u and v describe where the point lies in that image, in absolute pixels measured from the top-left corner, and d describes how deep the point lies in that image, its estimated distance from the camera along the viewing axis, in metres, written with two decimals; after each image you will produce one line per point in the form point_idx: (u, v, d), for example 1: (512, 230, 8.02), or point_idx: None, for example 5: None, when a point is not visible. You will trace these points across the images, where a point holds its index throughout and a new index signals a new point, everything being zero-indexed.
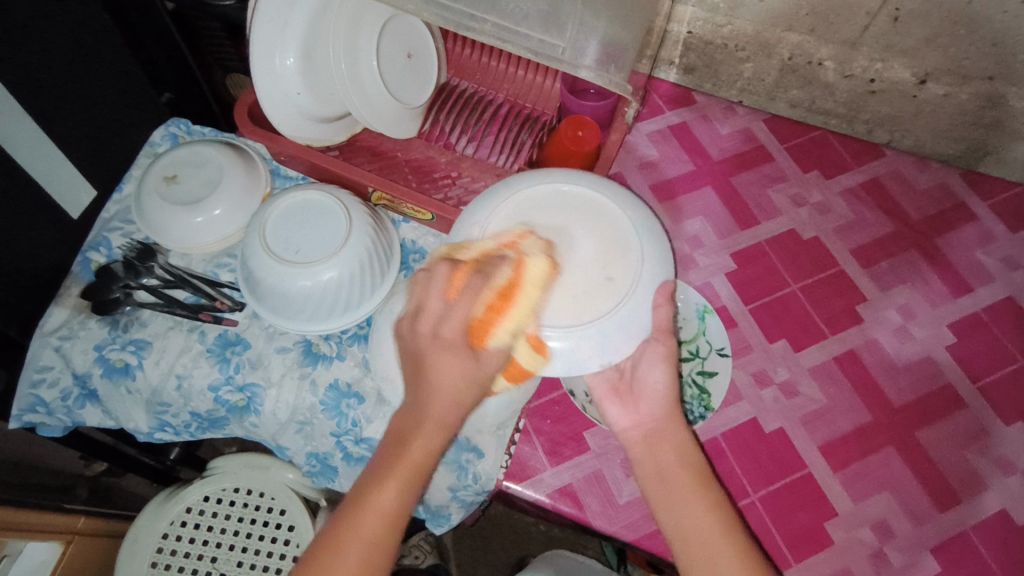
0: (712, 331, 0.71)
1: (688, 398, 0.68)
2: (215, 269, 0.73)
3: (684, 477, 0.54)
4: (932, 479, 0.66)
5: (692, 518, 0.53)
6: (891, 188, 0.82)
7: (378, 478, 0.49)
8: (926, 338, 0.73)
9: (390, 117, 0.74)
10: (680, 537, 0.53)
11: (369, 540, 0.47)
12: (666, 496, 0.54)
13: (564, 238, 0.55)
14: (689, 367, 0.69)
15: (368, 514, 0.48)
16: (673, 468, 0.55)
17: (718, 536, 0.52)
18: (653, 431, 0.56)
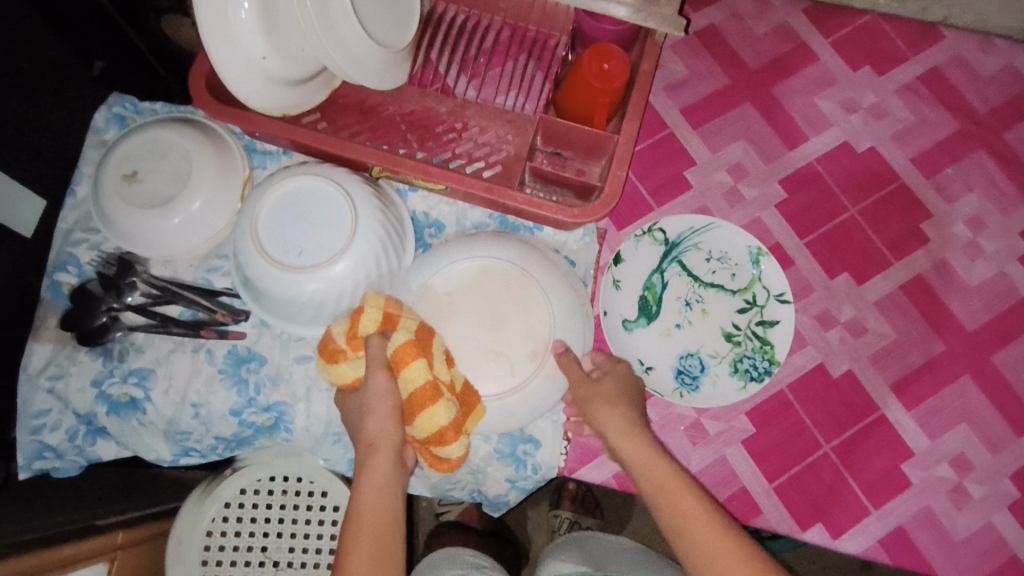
0: (771, 274, 0.64)
1: (751, 354, 0.63)
2: (207, 274, 0.64)
3: (685, 516, 0.51)
4: (1009, 403, 0.63)
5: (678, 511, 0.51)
6: (953, 77, 0.72)
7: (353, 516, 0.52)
8: (998, 250, 0.67)
9: (373, 64, 0.62)
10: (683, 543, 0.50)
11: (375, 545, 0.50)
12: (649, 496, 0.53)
13: (359, 260, 0.58)
14: (747, 318, 0.64)
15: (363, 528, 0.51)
16: (683, 509, 0.51)
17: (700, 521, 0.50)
18: (654, 479, 0.52)
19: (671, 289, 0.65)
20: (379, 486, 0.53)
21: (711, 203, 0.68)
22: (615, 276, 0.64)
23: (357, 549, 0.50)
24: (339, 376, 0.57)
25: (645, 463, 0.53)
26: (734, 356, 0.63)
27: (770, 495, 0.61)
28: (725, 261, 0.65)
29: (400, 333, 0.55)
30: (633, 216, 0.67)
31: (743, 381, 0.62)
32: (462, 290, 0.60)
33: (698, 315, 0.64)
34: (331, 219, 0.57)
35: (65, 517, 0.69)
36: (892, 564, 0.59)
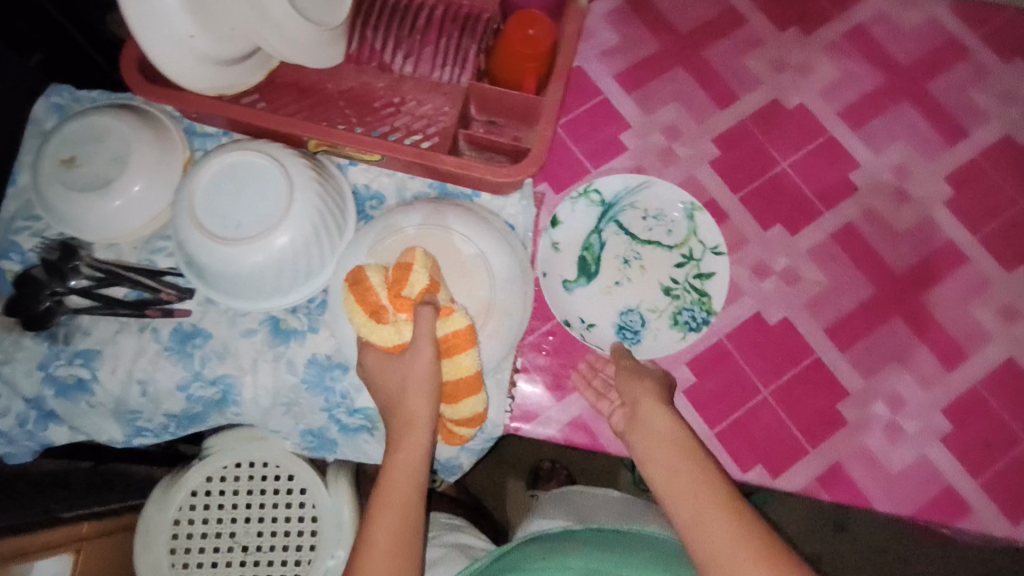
0: (705, 228, 0.66)
1: (689, 305, 0.64)
2: (151, 255, 0.64)
3: (685, 471, 0.50)
4: (937, 340, 0.65)
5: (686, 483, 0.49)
6: (877, 32, 0.74)
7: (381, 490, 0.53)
8: (924, 196, 0.69)
9: (304, 42, 0.62)
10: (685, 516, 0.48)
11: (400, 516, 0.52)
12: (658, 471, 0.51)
13: (298, 231, 0.58)
14: (683, 271, 0.65)
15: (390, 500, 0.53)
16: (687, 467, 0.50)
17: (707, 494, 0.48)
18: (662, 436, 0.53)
19: (610, 247, 0.66)
20: (415, 457, 0.54)
21: (646, 164, 0.70)
22: (555, 238, 0.66)
23: (384, 513, 0.52)
24: (379, 334, 0.55)
25: (663, 439, 0.52)
26: (673, 309, 0.64)
27: (712, 441, 0.63)
28: (660, 216, 0.67)
29: (454, 316, 0.54)
30: (571, 179, 0.69)
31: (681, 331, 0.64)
32: (400, 254, 0.60)
33: (637, 272, 0.66)
34: (267, 192, 0.58)
35: (16, 515, 0.68)
36: (830, 499, 0.61)
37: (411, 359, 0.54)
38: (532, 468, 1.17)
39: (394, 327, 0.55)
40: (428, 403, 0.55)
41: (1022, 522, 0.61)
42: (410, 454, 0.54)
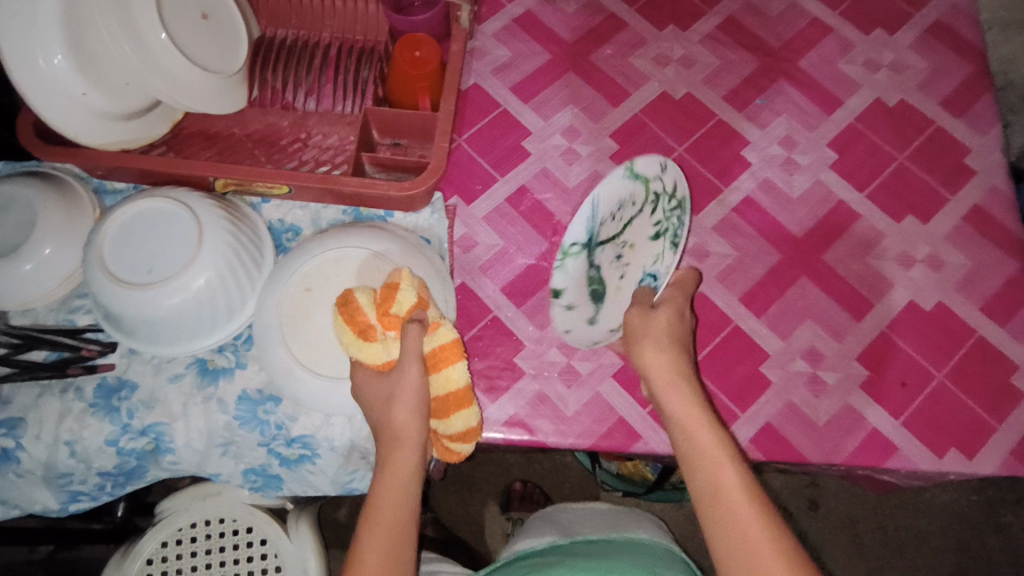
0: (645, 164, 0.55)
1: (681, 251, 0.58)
2: (69, 315, 0.64)
3: (710, 449, 0.48)
4: (844, 293, 0.69)
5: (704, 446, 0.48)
6: (746, 21, 0.79)
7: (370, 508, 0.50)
8: (811, 163, 0.74)
9: (201, 89, 0.65)
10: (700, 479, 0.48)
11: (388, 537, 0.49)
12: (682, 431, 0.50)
13: (211, 269, 0.59)
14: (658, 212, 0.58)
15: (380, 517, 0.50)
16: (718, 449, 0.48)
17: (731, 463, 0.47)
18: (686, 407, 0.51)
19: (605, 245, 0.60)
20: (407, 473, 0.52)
21: (551, 165, 0.73)
22: (564, 303, 0.54)
23: (377, 530, 0.49)
24: (372, 351, 0.54)
25: (688, 398, 0.51)
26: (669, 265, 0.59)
27: (647, 420, 0.63)
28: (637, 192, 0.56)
29: (439, 332, 0.54)
30: (479, 189, 0.72)
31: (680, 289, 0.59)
32: (319, 280, 0.62)
33: (629, 253, 0.58)
34: (178, 235, 0.60)
35: None
36: (766, 459, 0.62)
37: (402, 375, 0.52)
38: (504, 491, 1.15)
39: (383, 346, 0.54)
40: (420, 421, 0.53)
41: (949, 454, 0.63)
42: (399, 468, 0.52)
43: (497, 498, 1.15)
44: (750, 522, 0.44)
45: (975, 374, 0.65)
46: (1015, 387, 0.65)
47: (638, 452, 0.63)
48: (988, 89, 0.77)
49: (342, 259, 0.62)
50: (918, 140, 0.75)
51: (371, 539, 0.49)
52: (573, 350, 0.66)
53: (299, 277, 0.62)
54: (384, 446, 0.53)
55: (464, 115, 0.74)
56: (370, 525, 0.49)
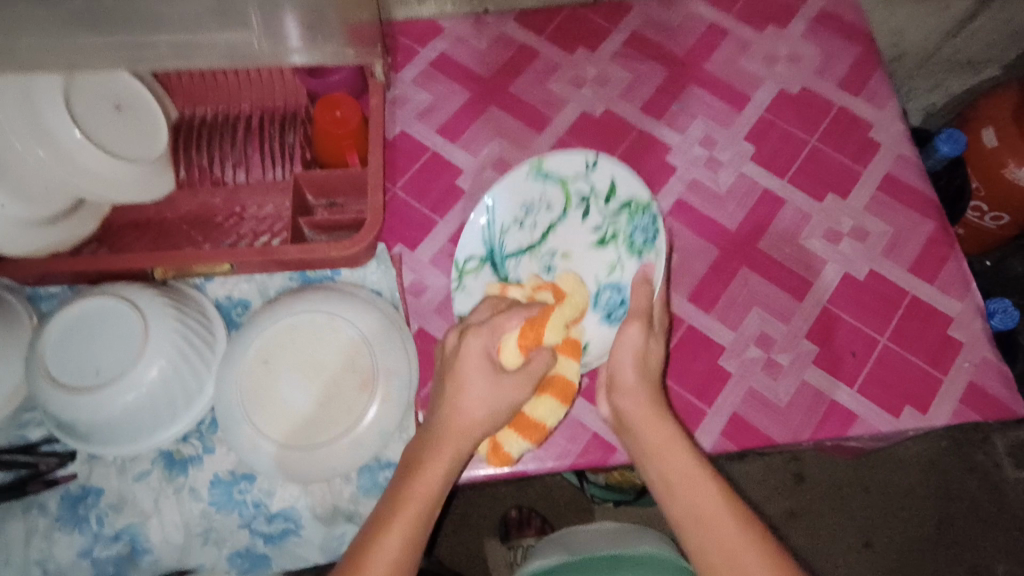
0: (563, 166, 0.66)
1: (644, 216, 0.64)
2: (21, 431, 0.62)
3: (685, 469, 0.49)
4: (784, 276, 0.72)
5: (682, 467, 0.50)
6: (650, 35, 0.83)
7: (387, 515, 0.46)
8: (732, 158, 0.78)
9: (124, 181, 0.65)
10: (679, 497, 0.48)
11: (397, 553, 0.45)
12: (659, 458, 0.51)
13: (162, 356, 0.59)
14: (592, 210, 0.67)
15: (389, 538, 0.45)
16: (698, 477, 0.49)
17: (709, 480, 0.49)
18: (658, 438, 0.52)
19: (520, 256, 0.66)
20: (425, 504, 0.47)
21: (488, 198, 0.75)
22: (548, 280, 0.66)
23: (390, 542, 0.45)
24: (475, 330, 0.52)
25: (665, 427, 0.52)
26: (626, 230, 0.65)
27: None
28: (529, 206, 0.67)
29: (578, 296, 0.58)
30: (421, 234, 0.72)
31: (647, 250, 0.63)
32: (276, 350, 0.62)
33: (565, 259, 0.67)
34: (123, 329, 0.59)
35: None
36: (738, 448, 0.65)
37: (462, 356, 0.51)
38: (501, 522, 1.14)
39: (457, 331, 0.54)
40: (486, 423, 0.50)
41: (904, 412, 0.66)
42: (422, 494, 0.47)
43: (495, 530, 1.15)
44: (728, 529, 0.46)
45: (914, 331, 0.69)
46: (952, 337, 0.69)
47: (617, 463, 0.65)
48: (880, 65, 0.82)
49: (289, 326, 0.63)
50: (825, 122, 0.79)
51: (392, 533, 0.45)
52: None
53: (250, 356, 0.61)
54: (416, 459, 0.49)
55: (395, 164, 0.76)
56: (397, 517, 0.46)
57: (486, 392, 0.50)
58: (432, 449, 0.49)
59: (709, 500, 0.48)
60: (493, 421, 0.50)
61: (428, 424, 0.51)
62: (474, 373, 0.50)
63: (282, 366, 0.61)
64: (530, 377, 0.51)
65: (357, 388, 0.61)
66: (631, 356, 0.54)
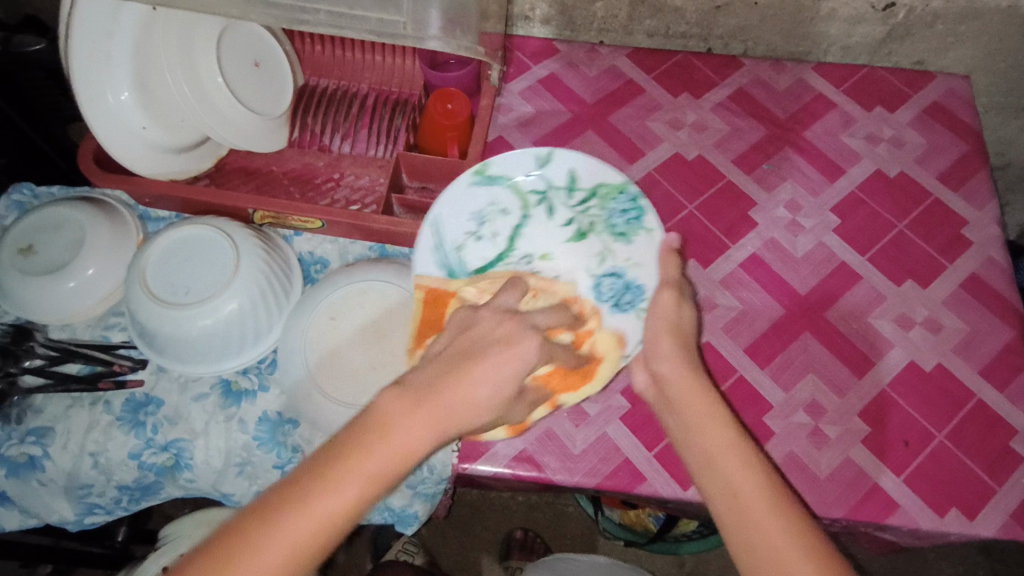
0: (508, 166, 0.68)
1: (617, 201, 0.67)
2: (105, 332, 0.68)
3: (727, 445, 0.48)
4: (846, 350, 0.71)
5: (716, 440, 0.48)
6: (755, 93, 0.85)
7: (343, 458, 0.41)
8: (814, 225, 0.78)
9: (250, 130, 0.71)
10: (715, 482, 0.47)
11: (334, 513, 0.40)
12: (700, 438, 0.49)
13: (246, 292, 0.63)
14: (555, 206, 0.69)
15: (329, 494, 0.40)
16: (738, 474, 0.46)
17: (743, 462, 0.47)
18: (698, 413, 0.50)
19: (483, 264, 0.66)
20: (391, 463, 0.42)
21: None
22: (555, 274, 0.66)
23: (326, 499, 0.40)
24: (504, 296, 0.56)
25: (702, 407, 0.50)
26: (603, 215, 0.67)
27: (652, 462, 0.65)
28: (478, 216, 0.67)
29: (607, 367, 0.62)
30: None
31: (634, 233, 0.66)
32: (344, 309, 0.65)
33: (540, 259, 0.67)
34: (219, 258, 0.64)
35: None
36: None
37: (487, 351, 0.49)
38: (504, 540, 1.14)
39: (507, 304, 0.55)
40: (489, 417, 0.48)
41: (949, 513, 0.64)
42: (386, 467, 0.42)
43: (496, 547, 1.14)
44: (770, 522, 0.44)
45: (974, 435, 0.67)
46: (1013, 451, 0.67)
47: (641, 494, 0.65)
48: (983, 166, 0.82)
49: (360, 292, 0.66)
50: (917, 210, 0.79)
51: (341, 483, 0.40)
52: None
53: (323, 306, 0.65)
54: (400, 402, 0.44)
55: None
56: (327, 485, 0.40)
57: (506, 391, 0.48)
58: (420, 410, 0.44)
59: (753, 499, 0.45)
60: (494, 410, 0.48)
61: (425, 383, 0.46)
62: (495, 361, 0.48)
63: (346, 324, 0.65)
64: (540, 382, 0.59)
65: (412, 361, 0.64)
66: (667, 322, 0.57)
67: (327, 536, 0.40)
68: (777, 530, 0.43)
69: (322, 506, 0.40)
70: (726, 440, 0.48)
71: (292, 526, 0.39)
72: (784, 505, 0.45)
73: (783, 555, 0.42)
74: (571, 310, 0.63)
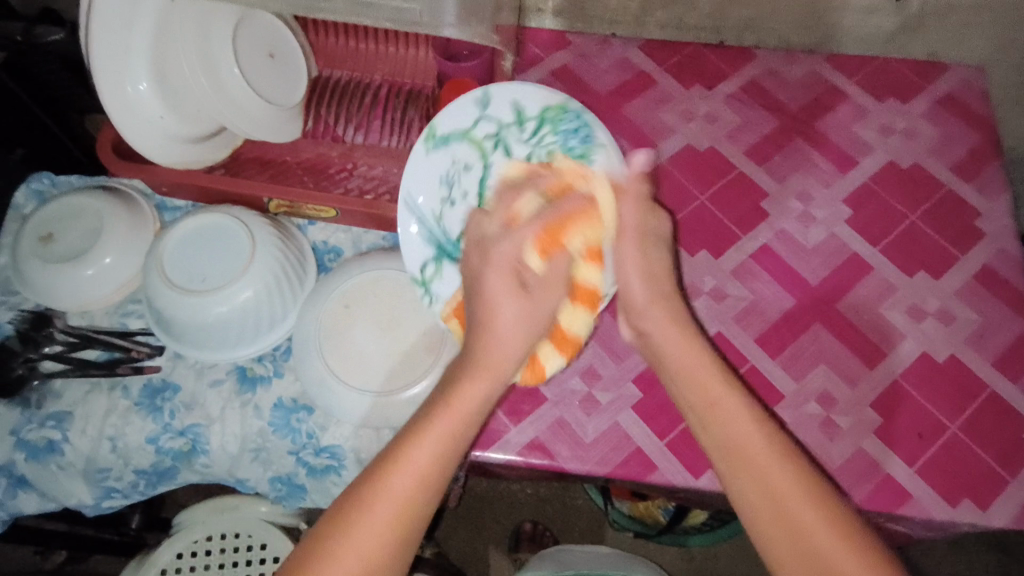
0: (455, 121, 0.67)
1: (564, 118, 0.67)
2: (122, 318, 0.69)
3: (733, 411, 0.52)
4: (857, 341, 0.71)
5: (718, 405, 0.52)
6: (767, 85, 0.85)
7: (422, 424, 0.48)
8: (827, 217, 0.78)
9: (266, 121, 0.72)
10: (722, 449, 0.51)
11: (420, 475, 0.46)
12: (704, 402, 0.53)
13: (261, 279, 0.64)
14: (512, 142, 0.69)
15: (417, 457, 0.46)
16: (747, 438, 0.50)
17: (751, 426, 0.51)
18: (688, 375, 0.55)
19: (463, 226, 0.67)
20: (464, 420, 0.48)
21: None
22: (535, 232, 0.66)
23: (415, 459, 0.46)
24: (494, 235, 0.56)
25: (706, 373, 0.54)
26: (558, 140, 0.67)
27: (663, 451, 0.65)
28: (447, 177, 0.68)
29: (603, 197, 0.61)
30: None
31: (590, 153, 0.66)
32: (358, 297, 0.66)
33: None
34: (235, 245, 0.64)
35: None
36: None
37: (485, 280, 0.54)
38: (513, 533, 1.14)
39: (483, 233, 0.57)
40: (522, 346, 0.53)
41: (961, 503, 0.64)
42: (461, 414, 0.48)
43: (505, 540, 1.15)
44: (783, 482, 0.48)
45: (986, 426, 0.67)
46: None
47: (653, 483, 0.65)
48: (998, 158, 0.81)
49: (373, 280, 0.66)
50: (930, 202, 0.79)
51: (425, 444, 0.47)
52: (595, 379, 0.68)
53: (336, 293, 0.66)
54: (460, 372, 0.51)
55: None
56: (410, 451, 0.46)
57: (523, 309, 0.54)
58: (469, 373, 0.50)
59: (763, 461, 0.49)
60: (527, 340, 0.53)
61: (472, 341, 0.53)
62: (508, 297, 0.53)
63: (361, 311, 0.65)
64: (551, 286, 0.56)
65: (423, 348, 0.64)
66: (637, 264, 0.59)
67: (421, 497, 0.46)
68: (797, 494, 0.48)
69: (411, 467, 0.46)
70: (730, 404, 0.52)
71: (390, 490, 0.45)
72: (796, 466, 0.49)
73: (789, 502, 0.47)
74: (537, 181, 0.63)
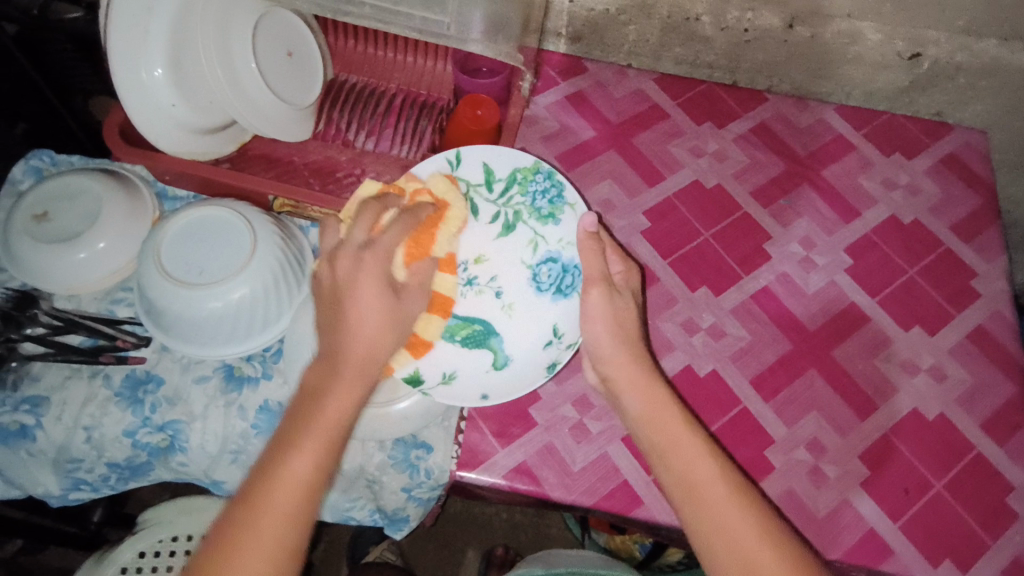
0: (424, 179, 0.66)
1: (536, 180, 0.68)
2: (111, 306, 0.68)
3: (710, 480, 0.51)
4: (850, 391, 0.71)
5: (694, 473, 0.51)
6: (778, 129, 0.86)
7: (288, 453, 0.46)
8: (827, 264, 0.78)
9: (280, 118, 0.71)
10: (698, 518, 0.50)
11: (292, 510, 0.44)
12: (680, 468, 0.52)
13: (260, 275, 0.63)
14: (481, 201, 0.69)
15: (275, 496, 0.44)
16: (726, 509, 0.50)
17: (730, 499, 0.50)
18: (658, 425, 0.55)
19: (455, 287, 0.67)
20: (330, 432, 0.47)
21: None
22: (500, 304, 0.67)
23: (285, 485, 0.45)
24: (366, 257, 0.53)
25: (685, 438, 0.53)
26: (527, 201, 0.68)
27: (650, 486, 0.64)
28: None
29: (455, 207, 0.64)
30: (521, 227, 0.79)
31: (559, 212, 0.67)
32: None
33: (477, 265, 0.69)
34: (235, 239, 0.63)
35: None
36: None
37: (355, 287, 0.52)
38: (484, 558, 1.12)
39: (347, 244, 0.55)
40: (389, 343, 0.53)
41: (942, 563, 0.63)
42: (327, 427, 0.47)
43: (476, 565, 1.12)
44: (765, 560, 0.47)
45: (971, 486, 0.67)
46: (1009, 506, 0.67)
47: (637, 518, 0.64)
48: (997, 221, 0.82)
49: None
50: (928, 258, 0.80)
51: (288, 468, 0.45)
52: (587, 408, 0.68)
53: None
54: (322, 388, 0.49)
55: None
56: (271, 494, 0.44)
57: (387, 308, 0.53)
58: (340, 379, 0.49)
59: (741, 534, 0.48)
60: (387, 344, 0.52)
61: (326, 348, 0.51)
62: (371, 290, 0.52)
63: None
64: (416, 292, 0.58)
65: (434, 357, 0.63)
66: (604, 319, 0.59)
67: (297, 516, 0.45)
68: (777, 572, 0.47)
69: (286, 492, 0.45)
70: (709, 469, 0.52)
71: (259, 526, 0.43)
72: (776, 540, 0.48)
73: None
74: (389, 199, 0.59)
